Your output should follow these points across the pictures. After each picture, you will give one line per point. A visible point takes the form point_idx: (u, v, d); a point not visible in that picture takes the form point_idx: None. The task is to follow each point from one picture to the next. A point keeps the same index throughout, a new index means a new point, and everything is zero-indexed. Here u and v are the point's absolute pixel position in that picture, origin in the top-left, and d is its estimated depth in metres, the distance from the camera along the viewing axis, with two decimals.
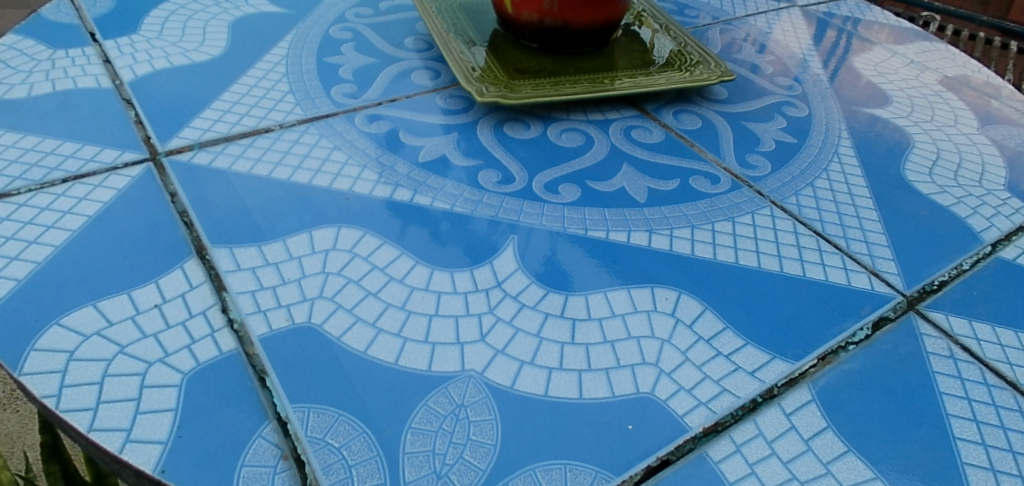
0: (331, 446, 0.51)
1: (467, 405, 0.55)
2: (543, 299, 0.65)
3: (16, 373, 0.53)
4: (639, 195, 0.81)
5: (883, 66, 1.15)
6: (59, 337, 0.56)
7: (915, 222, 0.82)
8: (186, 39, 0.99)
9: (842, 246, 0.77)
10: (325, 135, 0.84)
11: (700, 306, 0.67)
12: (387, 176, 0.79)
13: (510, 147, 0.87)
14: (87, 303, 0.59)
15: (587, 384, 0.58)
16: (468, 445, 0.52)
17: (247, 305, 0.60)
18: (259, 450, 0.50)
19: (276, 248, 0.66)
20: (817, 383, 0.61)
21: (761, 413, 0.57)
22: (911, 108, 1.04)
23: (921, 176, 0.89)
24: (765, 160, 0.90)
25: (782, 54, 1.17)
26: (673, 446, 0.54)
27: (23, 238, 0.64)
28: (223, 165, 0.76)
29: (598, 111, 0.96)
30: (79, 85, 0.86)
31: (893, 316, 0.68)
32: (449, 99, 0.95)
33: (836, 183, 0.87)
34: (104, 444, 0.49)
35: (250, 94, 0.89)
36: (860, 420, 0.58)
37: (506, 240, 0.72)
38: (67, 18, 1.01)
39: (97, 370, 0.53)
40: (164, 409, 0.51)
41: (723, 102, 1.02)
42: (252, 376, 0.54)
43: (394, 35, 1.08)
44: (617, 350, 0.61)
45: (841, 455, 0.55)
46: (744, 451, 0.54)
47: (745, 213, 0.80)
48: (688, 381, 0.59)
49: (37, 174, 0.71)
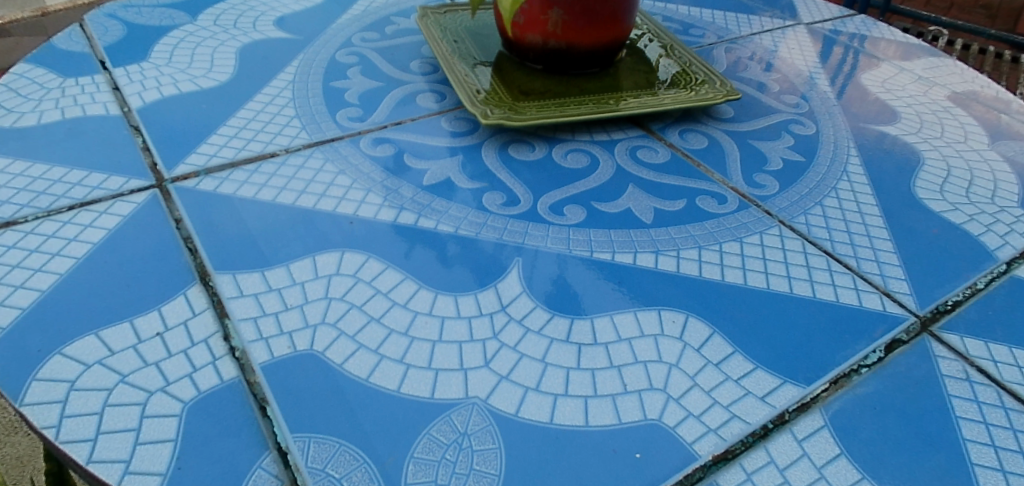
0: (332, 477, 0.50)
1: (470, 434, 0.54)
2: (548, 323, 0.65)
3: (18, 404, 0.53)
4: (645, 216, 0.81)
5: (890, 83, 1.14)
6: (60, 367, 0.55)
7: (927, 241, 0.80)
8: (193, 65, 1.00)
9: (852, 266, 0.76)
10: (329, 159, 0.84)
11: (708, 329, 0.66)
12: (392, 199, 0.78)
13: (515, 169, 0.87)
14: (89, 332, 0.58)
15: (593, 410, 0.57)
16: (471, 474, 0.51)
17: (249, 332, 0.60)
18: (260, 481, 0.49)
19: (279, 273, 0.66)
20: (829, 409, 0.59)
21: (772, 440, 0.56)
22: (920, 125, 1.03)
23: (933, 193, 0.88)
24: (772, 179, 0.89)
25: (789, 72, 1.16)
26: (681, 475, 0.53)
27: (28, 267, 0.64)
28: (228, 190, 0.77)
29: (603, 132, 0.96)
30: (88, 113, 0.87)
31: (906, 338, 0.67)
32: (454, 122, 0.95)
33: (846, 202, 0.86)
34: (103, 476, 0.48)
35: (256, 120, 0.90)
36: (875, 447, 0.56)
37: (510, 264, 0.71)
38: (78, 47, 1.02)
39: (98, 400, 0.53)
40: (165, 439, 0.51)
41: (729, 121, 1.01)
42: (253, 405, 0.54)
43: (400, 58, 1.09)
44: (623, 374, 0.60)
45: (855, 483, 0.53)
46: (755, 480, 0.53)
47: (753, 233, 0.79)
48: (696, 407, 0.58)
49: (44, 202, 0.72)
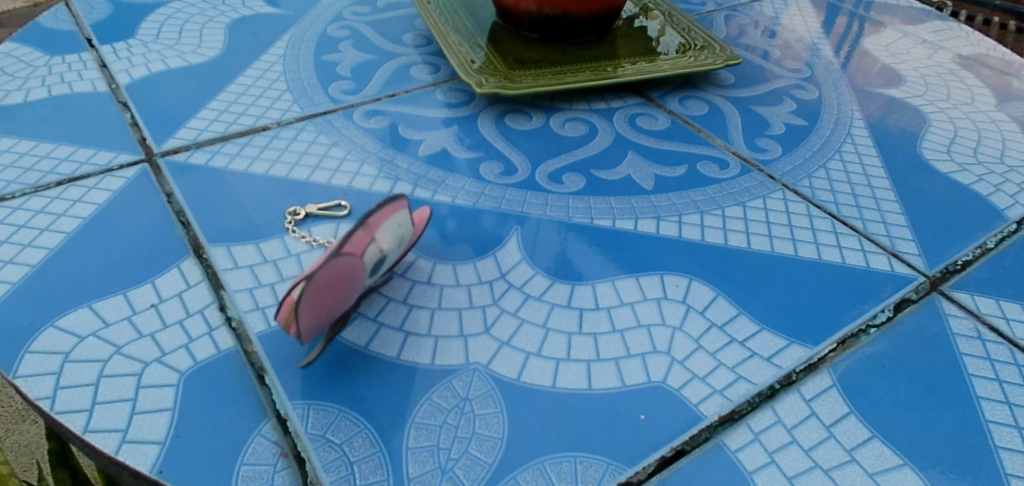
0: (333, 443, 0.49)
1: (472, 399, 0.53)
2: (549, 289, 0.64)
3: (10, 376, 0.52)
4: (646, 183, 0.79)
5: (894, 47, 1.12)
6: (53, 339, 0.54)
7: (935, 202, 0.79)
8: (182, 42, 0.98)
9: (858, 227, 0.74)
10: (323, 131, 0.83)
11: (713, 293, 0.64)
12: (387, 170, 0.77)
13: (512, 139, 0.85)
14: (82, 305, 0.57)
15: (596, 374, 0.56)
16: (473, 439, 0.50)
17: (245, 303, 0.58)
18: (258, 448, 0.48)
19: (274, 245, 0.65)
20: (837, 368, 0.58)
21: (779, 400, 0.55)
22: (925, 88, 1.01)
23: (939, 155, 0.87)
24: (775, 143, 0.88)
25: (790, 38, 1.14)
26: (688, 436, 0.52)
27: (17, 242, 0.63)
28: (220, 164, 0.75)
29: (601, 100, 0.95)
30: (75, 90, 0.85)
31: (914, 297, 0.66)
32: (449, 93, 0.93)
33: (850, 164, 0.84)
34: (99, 446, 0.47)
35: (247, 94, 0.88)
36: (884, 404, 0.55)
37: (510, 232, 0.70)
38: (64, 25, 1.00)
39: (92, 371, 0.52)
40: (162, 409, 0.50)
41: (730, 87, 1.00)
42: (251, 374, 0.53)
43: (393, 31, 1.07)
44: (627, 338, 0.59)
45: (865, 441, 0.52)
46: (762, 440, 0.52)
47: (756, 197, 0.78)
48: (702, 369, 0.57)
49: (33, 178, 0.71)
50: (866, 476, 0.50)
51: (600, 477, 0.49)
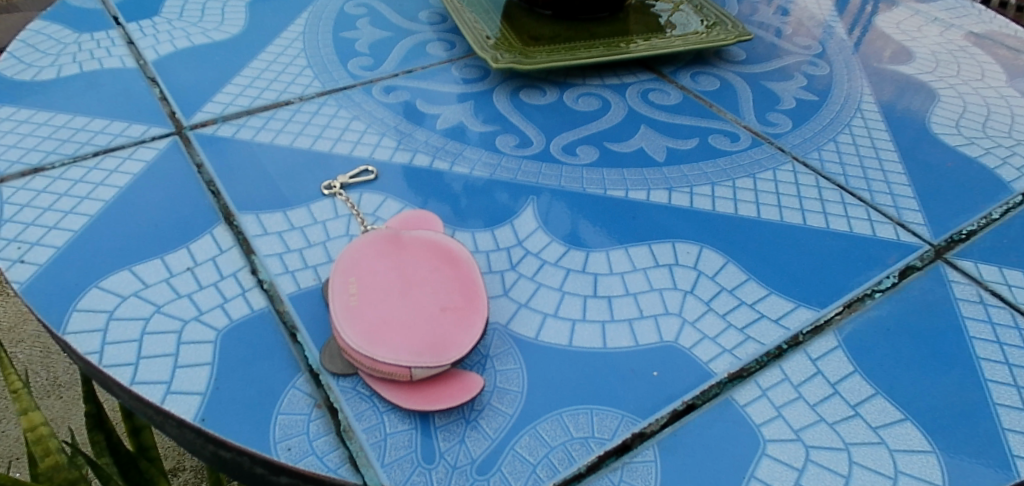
0: (363, 395, 0.53)
1: (493, 356, 0.56)
2: (564, 256, 0.66)
3: (60, 332, 0.56)
4: (658, 155, 0.81)
5: (905, 24, 1.13)
6: (98, 299, 0.58)
7: (941, 174, 0.81)
8: (205, 19, 1.01)
9: (866, 199, 0.76)
10: (343, 106, 0.85)
11: (723, 259, 0.67)
12: (406, 143, 0.80)
13: (527, 113, 0.87)
14: (123, 268, 0.61)
15: (611, 334, 0.58)
16: (494, 392, 0.54)
17: (275, 266, 0.62)
18: (294, 399, 0.52)
19: (301, 214, 0.68)
20: (843, 330, 0.60)
21: (787, 359, 0.58)
22: (935, 64, 1.02)
23: (948, 129, 0.88)
24: (785, 117, 0.90)
25: (802, 16, 1.15)
26: (698, 391, 0.55)
27: (59, 210, 0.67)
28: (246, 137, 0.78)
29: (614, 75, 0.96)
30: (105, 66, 0.88)
31: (920, 265, 0.68)
32: (465, 69, 0.95)
33: (859, 138, 0.86)
34: (146, 396, 0.52)
35: (270, 70, 0.91)
36: (887, 363, 0.58)
37: (526, 203, 0.73)
38: (91, 3, 1.02)
39: (136, 328, 0.56)
40: (202, 363, 0.54)
41: (742, 63, 1.01)
42: (283, 332, 0.57)
43: (409, 9, 1.09)
44: (640, 301, 0.62)
45: (869, 397, 0.55)
46: (770, 395, 0.55)
47: (767, 169, 0.80)
48: (712, 330, 0.60)
49: (69, 149, 0.74)
50: (869, 429, 0.53)
51: (616, 427, 0.52)
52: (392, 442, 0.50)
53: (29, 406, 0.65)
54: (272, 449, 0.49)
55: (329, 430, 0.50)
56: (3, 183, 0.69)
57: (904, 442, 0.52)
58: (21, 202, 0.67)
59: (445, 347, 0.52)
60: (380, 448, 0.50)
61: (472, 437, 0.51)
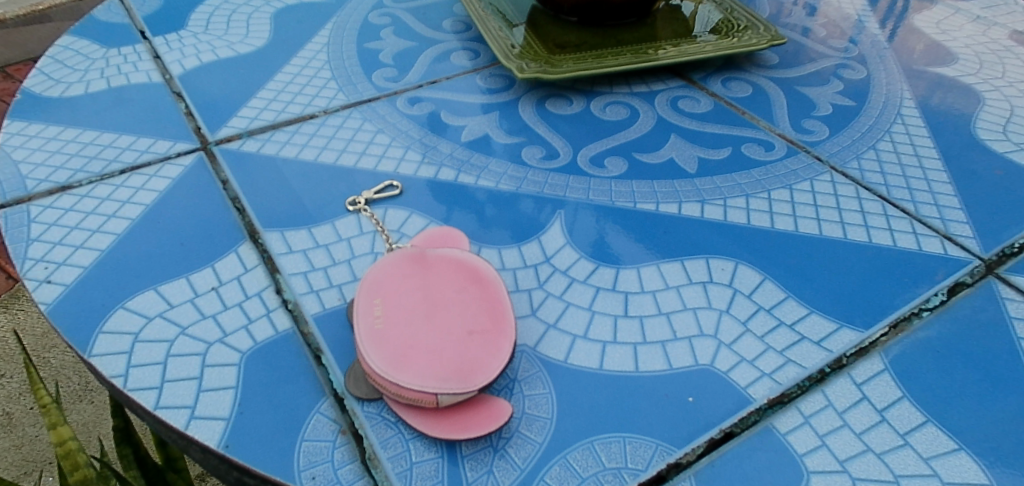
0: (388, 421, 0.51)
1: (521, 380, 0.54)
2: (593, 273, 0.64)
3: (86, 355, 0.55)
4: (689, 166, 0.79)
5: (946, 23, 1.09)
6: (123, 320, 0.58)
7: (989, 183, 0.77)
8: (230, 32, 1.00)
9: (910, 210, 0.73)
10: (368, 119, 0.84)
11: (759, 276, 0.64)
12: (431, 156, 0.78)
13: (553, 123, 0.85)
14: (149, 288, 0.61)
15: (643, 357, 0.56)
16: (523, 417, 0.52)
17: (300, 286, 0.61)
18: (319, 425, 0.51)
19: (325, 231, 0.67)
20: (889, 352, 0.58)
21: (830, 383, 0.55)
22: (979, 64, 0.98)
23: (995, 134, 0.84)
24: (822, 124, 0.86)
25: (835, 16, 1.11)
26: (737, 418, 0.52)
27: (85, 229, 0.66)
28: (271, 152, 0.77)
29: (642, 83, 0.94)
30: (132, 81, 0.88)
31: (970, 281, 0.65)
32: (490, 79, 0.93)
33: (901, 145, 0.83)
34: (170, 421, 0.51)
35: (293, 83, 0.90)
36: (938, 389, 0.55)
37: (552, 216, 0.71)
38: (118, 18, 1.02)
39: (160, 351, 0.55)
40: (226, 387, 0.53)
41: (775, 68, 0.98)
42: (308, 354, 0.56)
43: (433, 18, 1.07)
44: (673, 321, 0.59)
45: (919, 426, 0.52)
46: (813, 423, 0.52)
47: (803, 180, 0.77)
48: (750, 352, 0.57)
49: (97, 167, 0.74)
50: (920, 460, 0.50)
51: (650, 457, 0.50)
52: (418, 472, 0.48)
53: (58, 420, 0.63)
54: (297, 478, 0.48)
55: (354, 458, 0.49)
56: (31, 201, 0.69)
57: (957, 475, 0.49)
58: (48, 221, 0.67)
59: (473, 372, 0.50)
60: (404, 478, 0.48)
61: (500, 467, 0.49)
